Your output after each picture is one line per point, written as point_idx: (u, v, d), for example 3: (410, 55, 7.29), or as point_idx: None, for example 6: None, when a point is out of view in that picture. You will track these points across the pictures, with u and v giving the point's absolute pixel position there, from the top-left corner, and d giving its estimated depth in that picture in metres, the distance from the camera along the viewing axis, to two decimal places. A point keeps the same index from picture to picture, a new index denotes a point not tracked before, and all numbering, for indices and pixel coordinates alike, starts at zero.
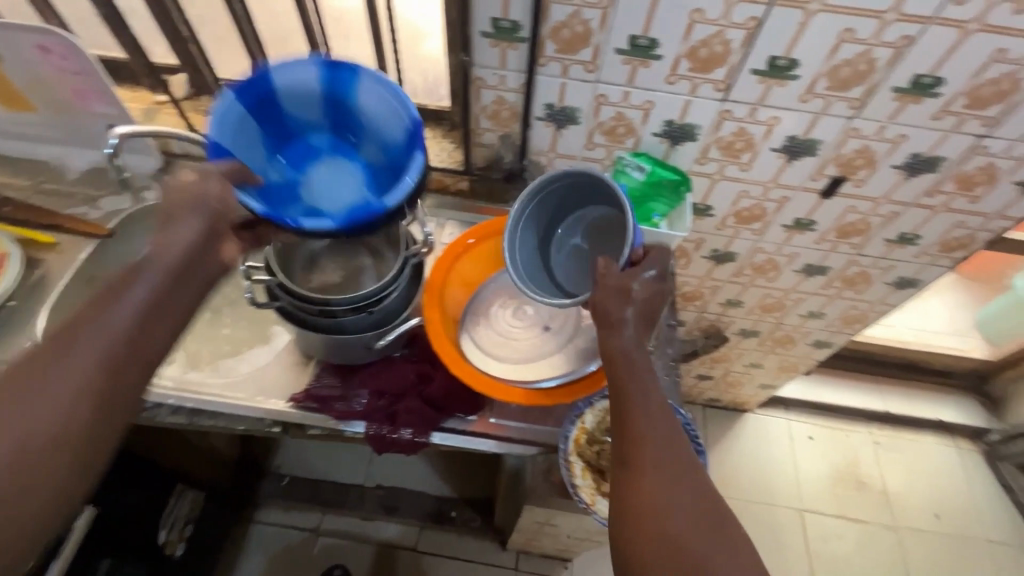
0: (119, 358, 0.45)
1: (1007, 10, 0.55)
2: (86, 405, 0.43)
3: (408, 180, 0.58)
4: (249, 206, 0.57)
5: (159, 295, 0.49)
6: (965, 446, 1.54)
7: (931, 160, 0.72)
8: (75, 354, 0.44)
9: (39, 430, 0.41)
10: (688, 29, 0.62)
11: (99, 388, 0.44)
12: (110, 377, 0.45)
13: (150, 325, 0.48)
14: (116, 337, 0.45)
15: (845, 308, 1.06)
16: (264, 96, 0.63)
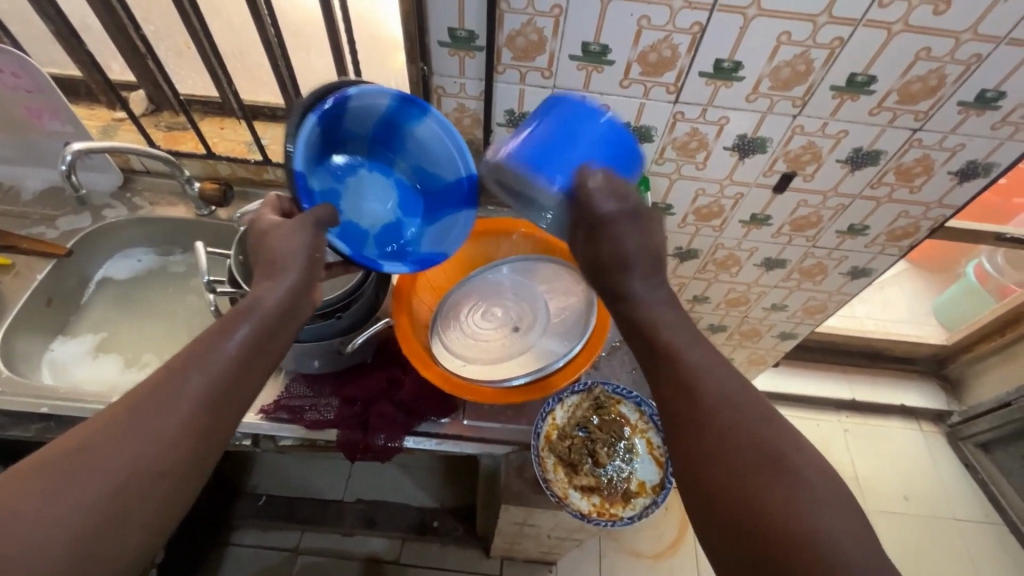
0: (212, 403, 0.44)
1: (927, 11, 0.59)
2: (189, 439, 0.43)
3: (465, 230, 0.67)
4: (338, 249, 0.57)
5: (256, 341, 0.48)
6: (929, 429, 1.60)
7: (871, 153, 0.76)
8: (182, 391, 0.44)
9: (138, 461, 0.40)
10: (637, 35, 0.64)
11: (201, 425, 0.44)
12: (204, 420, 0.44)
13: (244, 373, 0.47)
14: (209, 381, 0.45)
15: (807, 300, 1.09)
16: (337, 109, 0.56)
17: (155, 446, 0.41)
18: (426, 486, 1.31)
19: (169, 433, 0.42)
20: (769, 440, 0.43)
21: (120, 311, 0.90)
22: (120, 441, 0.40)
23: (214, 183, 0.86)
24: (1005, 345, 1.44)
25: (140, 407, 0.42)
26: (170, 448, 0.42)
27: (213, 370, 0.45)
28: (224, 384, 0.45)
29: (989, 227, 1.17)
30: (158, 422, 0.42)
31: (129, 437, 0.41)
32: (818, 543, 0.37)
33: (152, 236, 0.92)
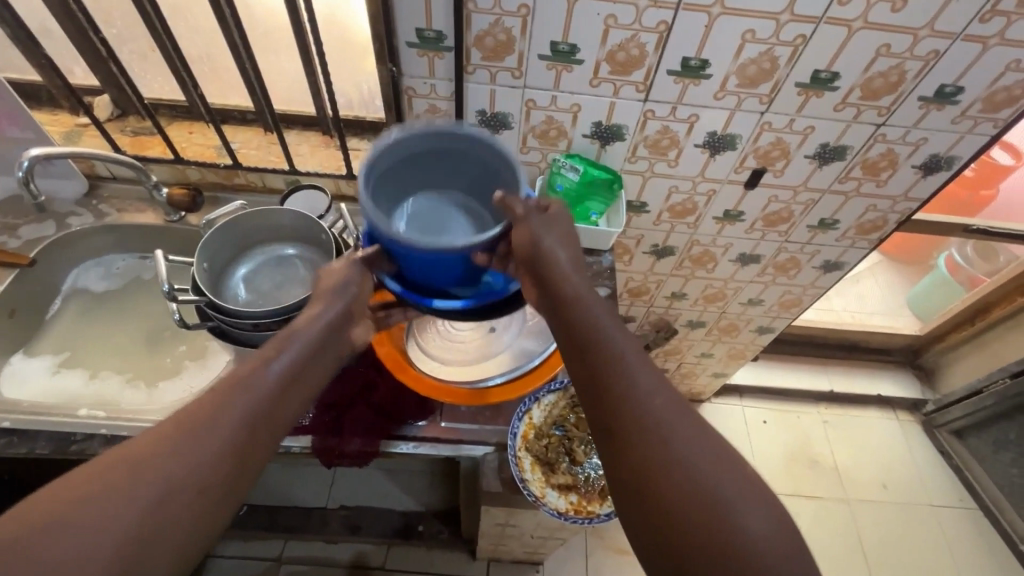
0: (252, 426, 0.47)
1: (885, 8, 0.60)
2: (230, 459, 0.45)
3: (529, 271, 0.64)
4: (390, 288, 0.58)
5: (296, 370, 0.52)
6: (905, 417, 1.64)
7: (837, 148, 0.78)
8: (228, 410, 0.46)
9: (182, 477, 0.42)
10: (605, 35, 0.65)
11: (241, 446, 0.46)
12: (244, 442, 0.46)
13: (283, 400, 0.50)
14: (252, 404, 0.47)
15: (783, 293, 1.11)
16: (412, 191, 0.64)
17: (200, 461, 0.43)
18: (411, 490, 1.30)
19: (213, 449, 0.44)
20: (701, 447, 0.45)
21: (89, 321, 0.88)
22: (168, 453, 0.43)
23: (182, 188, 0.84)
24: (975, 334, 1.47)
25: (188, 422, 0.45)
26: (213, 464, 0.44)
27: (257, 391, 0.48)
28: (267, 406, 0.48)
29: (955, 219, 1.20)
30: (205, 438, 0.44)
31: (177, 452, 0.43)
32: (744, 549, 0.40)
33: (120, 243, 0.90)
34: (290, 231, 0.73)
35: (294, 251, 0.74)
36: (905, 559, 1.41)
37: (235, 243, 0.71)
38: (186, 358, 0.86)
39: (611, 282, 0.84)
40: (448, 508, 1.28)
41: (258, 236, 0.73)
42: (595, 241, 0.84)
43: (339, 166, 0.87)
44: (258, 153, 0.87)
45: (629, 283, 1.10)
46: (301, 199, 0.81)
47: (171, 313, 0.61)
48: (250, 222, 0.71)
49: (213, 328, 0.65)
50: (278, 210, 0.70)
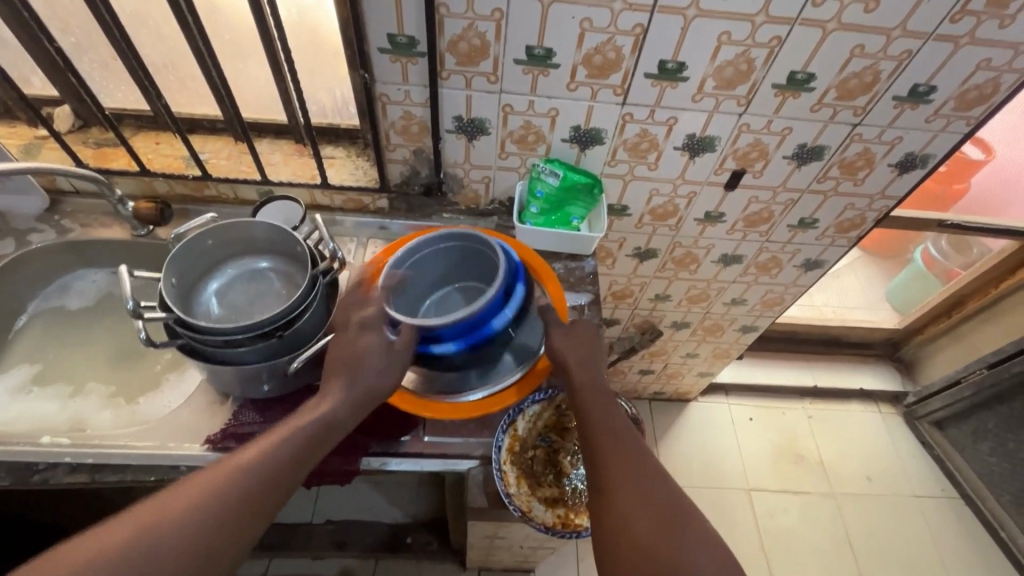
0: (252, 506, 0.49)
1: (858, 9, 0.61)
2: (229, 537, 0.47)
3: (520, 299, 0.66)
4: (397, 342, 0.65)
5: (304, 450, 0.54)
6: (887, 410, 1.67)
7: (815, 148, 0.78)
8: (243, 487, 0.50)
9: (183, 547, 0.45)
10: (580, 38, 0.64)
11: (240, 528, 0.48)
12: (241, 522, 0.48)
13: (284, 483, 0.52)
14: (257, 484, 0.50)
15: (766, 292, 1.12)
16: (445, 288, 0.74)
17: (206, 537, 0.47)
18: (399, 502, 1.28)
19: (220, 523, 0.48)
20: (656, 495, 0.52)
21: (54, 341, 0.84)
22: (182, 523, 0.46)
23: (149, 201, 0.81)
24: (953, 326, 1.50)
25: (207, 490, 0.48)
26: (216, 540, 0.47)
27: (265, 465, 0.51)
28: (275, 485, 0.51)
29: (930, 214, 1.21)
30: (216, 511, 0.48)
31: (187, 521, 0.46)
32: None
33: (87, 259, 0.86)
34: (260, 242, 0.70)
35: (269, 265, 0.71)
36: (892, 552, 1.43)
37: (204, 257, 0.68)
38: (165, 373, 0.83)
39: (593, 287, 0.83)
40: (437, 518, 1.26)
41: (229, 249, 0.70)
42: (578, 245, 0.83)
43: (313, 174, 0.85)
44: (229, 163, 0.85)
45: (613, 286, 1.10)
46: (274, 210, 0.79)
47: (138, 330, 0.57)
48: (219, 236, 0.67)
49: (183, 347, 0.62)
50: (247, 221, 0.67)
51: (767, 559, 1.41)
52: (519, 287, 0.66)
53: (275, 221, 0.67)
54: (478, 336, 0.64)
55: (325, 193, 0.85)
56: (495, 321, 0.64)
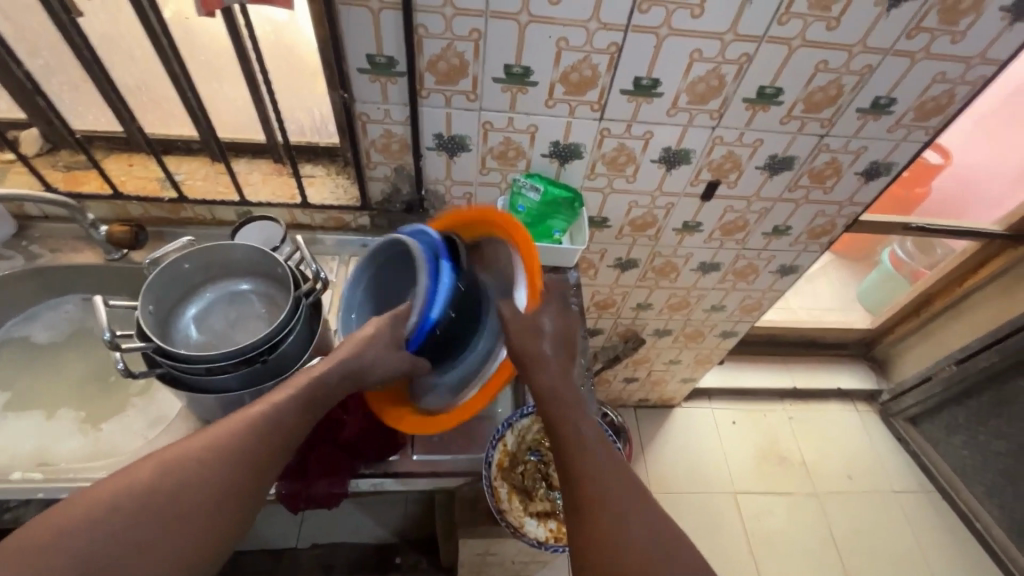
0: (250, 464, 0.47)
1: (821, 27, 0.63)
2: (223, 495, 0.45)
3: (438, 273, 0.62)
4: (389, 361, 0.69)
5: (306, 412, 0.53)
6: (863, 408, 1.71)
7: (785, 159, 0.81)
8: (231, 453, 0.47)
9: (175, 496, 0.44)
10: (557, 57, 0.65)
11: (236, 486, 0.46)
12: (238, 480, 0.46)
13: (284, 444, 0.50)
14: (258, 441, 0.48)
15: (744, 298, 1.14)
16: None
17: (188, 507, 0.44)
18: (386, 522, 1.26)
19: (200, 492, 0.44)
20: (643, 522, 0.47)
21: (21, 370, 0.81)
22: (168, 488, 0.44)
23: (123, 225, 0.79)
24: (921, 325, 1.55)
25: (198, 454, 0.46)
26: (201, 507, 0.44)
27: (268, 421, 0.50)
28: (265, 453, 0.48)
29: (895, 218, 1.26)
30: (196, 479, 0.45)
31: (185, 469, 0.45)
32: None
33: (58, 287, 0.84)
34: (242, 265, 0.69)
35: (250, 287, 0.70)
36: (876, 548, 1.46)
37: (183, 281, 0.67)
38: (137, 401, 0.79)
39: (577, 298, 0.84)
40: (426, 537, 1.25)
41: (209, 273, 0.68)
42: (560, 259, 0.84)
43: (292, 194, 0.84)
44: (206, 185, 0.84)
45: (596, 297, 1.11)
46: (254, 230, 0.78)
47: (115, 362, 0.55)
48: (199, 260, 0.66)
49: (163, 375, 0.61)
50: (227, 244, 0.66)
51: (756, 561, 1.42)
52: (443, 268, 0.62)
53: (256, 244, 0.66)
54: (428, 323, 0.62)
55: (305, 213, 0.85)
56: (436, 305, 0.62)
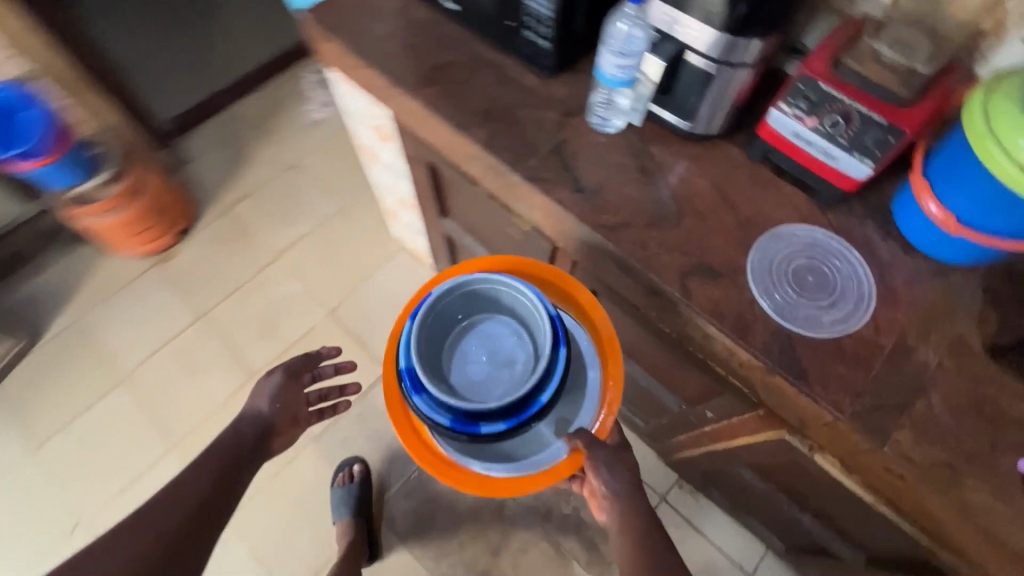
0: (217, 496, 0.72)
1: None
2: (202, 507, 0.70)
3: (556, 377, 0.68)
4: (442, 418, 0.67)
5: (249, 453, 0.81)
6: None
7: None
8: (209, 486, 0.72)
9: (176, 516, 0.67)
10: None
11: (210, 505, 0.71)
12: (211, 500, 0.71)
13: (236, 483, 0.76)
14: (217, 479, 0.74)
15: None
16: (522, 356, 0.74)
17: (183, 515, 0.67)
18: None
19: (196, 508, 0.69)
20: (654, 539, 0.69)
21: None
22: (194, 504, 0.69)
23: None
24: None
25: (194, 492, 0.71)
26: (190, 526, 0.67)
27: (222, 456, 0.77)
28: (220, 484, 0.74)
29: None
30: (187, 504, 0.69)
31: (193, 489, 0.71)
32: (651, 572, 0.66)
33: None
34: None
35: None
36: (18, 522, 1.27)
37: None
38: None
39: None
40: None
41: None
42: None
43: None
44: None
45: None
46: None
47: None
48: None
49: None
50: None
51: None
52: (563, 350, 0.68)
53: None
54: (529, 411, 0.67)
55: None
56: (544, 395, 0.67)
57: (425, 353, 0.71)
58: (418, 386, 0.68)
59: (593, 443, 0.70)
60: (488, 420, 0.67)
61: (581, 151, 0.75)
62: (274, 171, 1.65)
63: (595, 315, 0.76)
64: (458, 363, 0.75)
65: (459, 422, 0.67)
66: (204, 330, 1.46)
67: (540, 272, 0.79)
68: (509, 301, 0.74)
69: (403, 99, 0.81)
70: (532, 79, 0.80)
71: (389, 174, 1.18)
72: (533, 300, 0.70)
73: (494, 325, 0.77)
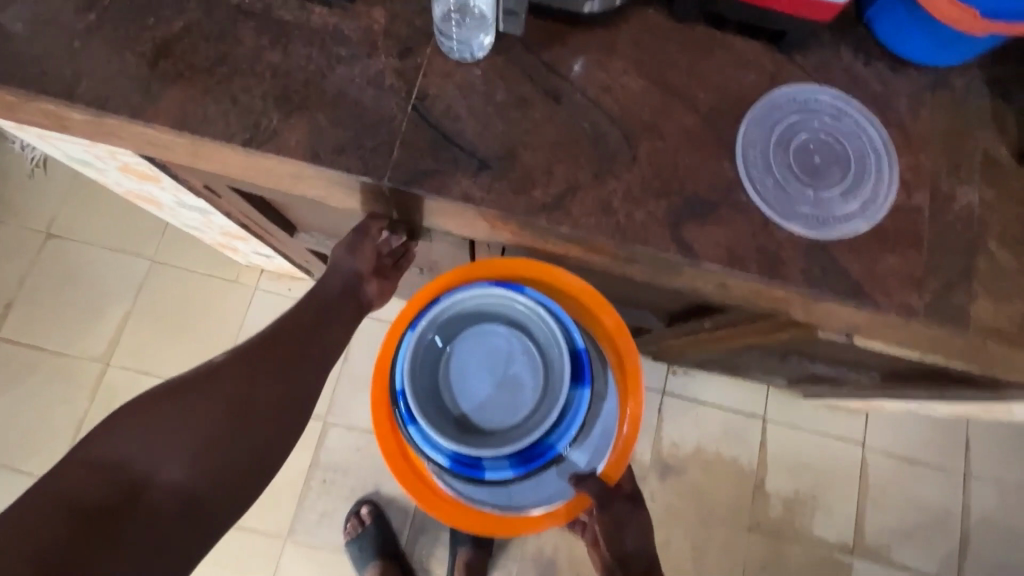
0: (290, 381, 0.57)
1: None
2: (268, 379, 0.56)
3: (578, 418, 0.52)
4: (440, 455, 0.51)
5: (323, 337, 0.61)
6: None
7: None
8: (291, 359, 0.58)
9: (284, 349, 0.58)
10: None
11: (252, 403, 0.54)
12: (283, 376, 0.57)
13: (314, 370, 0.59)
14: (301, 346, 0.59)
15: None
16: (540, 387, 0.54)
17: (277, 361, 0.57)
18: None
19: (244, 390, 0.55)
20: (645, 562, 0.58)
21: None
22: (261, 372, 0.56)
23: None
24: None
25: (283, 359, 0.58)
26: (213, 429, 0.52)
27: (299, 324, 0.60)
28: (294, 367, 0.58)
29: None
30: (248, 382, 0.55)
31: (275, 357, 0.58)
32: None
33: None
34: None
35: None
36: None
37: None
38: None
39: None
40: None
41: None
42: None
43: None
44: None
45: None
46: None
47: None
48: None
49: None
50: None
51: None
52: (585, 390, 0.52)
53: None
54: (539, 457, 0.52)
55: None
56: (558, 441, 0.52)
57: (421, 374, 0.53)
58: (412, 417, 0.51)
59: (604, 496, 0.54)
60: (491, 461, 0.51)
61: (455, 104, 0.48)
62: (31, 255, 1.17)
63: (618, 338, 0.57)
64: (457, 381, 0.54)
65: (458, 462, 0.51)
66: None
67: (561, 283, 0.57)
68: (519, 318, 0.54)
69: (131, 130, 0.47)
70: (325, 15, 0.49)
71: (189, 212, 0.82)
72: (546, 316, 0.53)
73: (495, 339, 0.55)
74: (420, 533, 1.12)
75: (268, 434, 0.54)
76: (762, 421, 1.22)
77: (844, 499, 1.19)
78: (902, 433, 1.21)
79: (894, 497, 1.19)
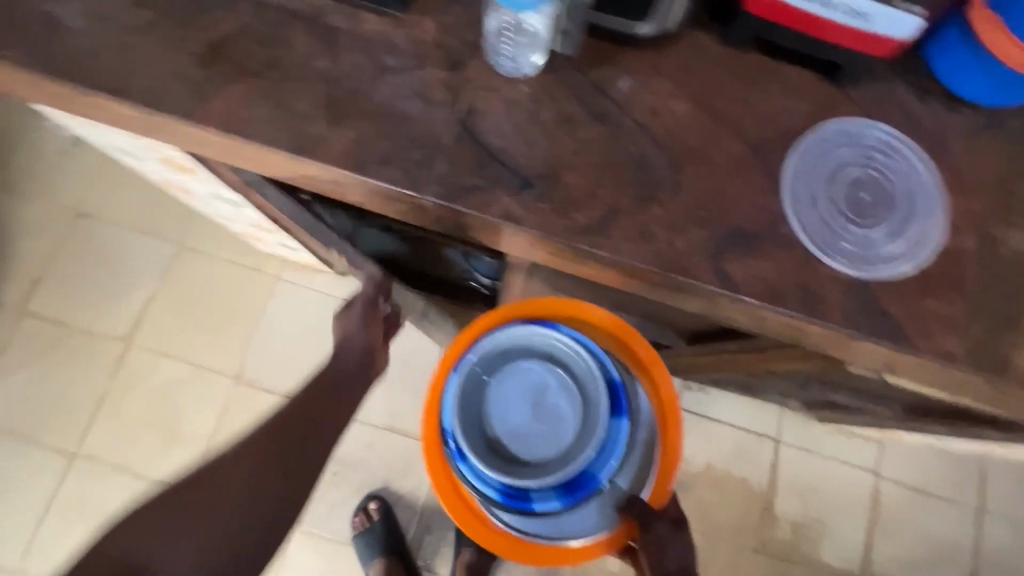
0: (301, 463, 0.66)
1: None
2: (282, 457, 0.65)
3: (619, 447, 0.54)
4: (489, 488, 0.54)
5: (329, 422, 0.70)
6: None
7: None
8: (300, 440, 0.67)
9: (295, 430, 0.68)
10: None
11: (269, 480, 0.63)
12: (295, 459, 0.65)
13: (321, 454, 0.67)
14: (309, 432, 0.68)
15: None
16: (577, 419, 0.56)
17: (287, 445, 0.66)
18: None
19: (263, 469, 0.63)
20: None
21: None
22: (276, 455, 0.65)
23: None
24: None
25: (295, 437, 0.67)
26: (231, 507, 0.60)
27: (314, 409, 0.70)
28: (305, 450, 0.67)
29: None
30: (265, 460, 0.64)
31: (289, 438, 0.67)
32: None
33: None
34: None
35: None
36: None
37: None
38: None
39: None
40: None
41: None
42: None
43: None
44: None
45: None
46: None
47: None
48: None
49: None
50: None
51: None
52: (623, 420, 0.54)
53: None
54: (584, 486, 0.54)
55: None
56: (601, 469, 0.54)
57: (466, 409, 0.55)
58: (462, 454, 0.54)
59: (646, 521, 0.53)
60: (539, 493, 0.53)
61: (501, 120, 0.48)
62: (62, 233, 1.19)
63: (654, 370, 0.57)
64: (497, 413, 0.55)
65: (507, 494, 0.53)
66: (73, 463, 1.11)
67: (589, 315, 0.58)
68: (555, 353, 0.56)
69: (179, 130, 0.48)
70: (375, 24, 0.49)
71: (222, 204, 0.83)
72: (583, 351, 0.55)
73: (533, 374, 0.56)
74: (427, 531, 1.13)
75: (278, 496, 0.63)
76: (775, 443, 1.21)
77: (853, 526, 1.18)
78: (915, 464, 1.20)
79: (903, 529, 1.18)
